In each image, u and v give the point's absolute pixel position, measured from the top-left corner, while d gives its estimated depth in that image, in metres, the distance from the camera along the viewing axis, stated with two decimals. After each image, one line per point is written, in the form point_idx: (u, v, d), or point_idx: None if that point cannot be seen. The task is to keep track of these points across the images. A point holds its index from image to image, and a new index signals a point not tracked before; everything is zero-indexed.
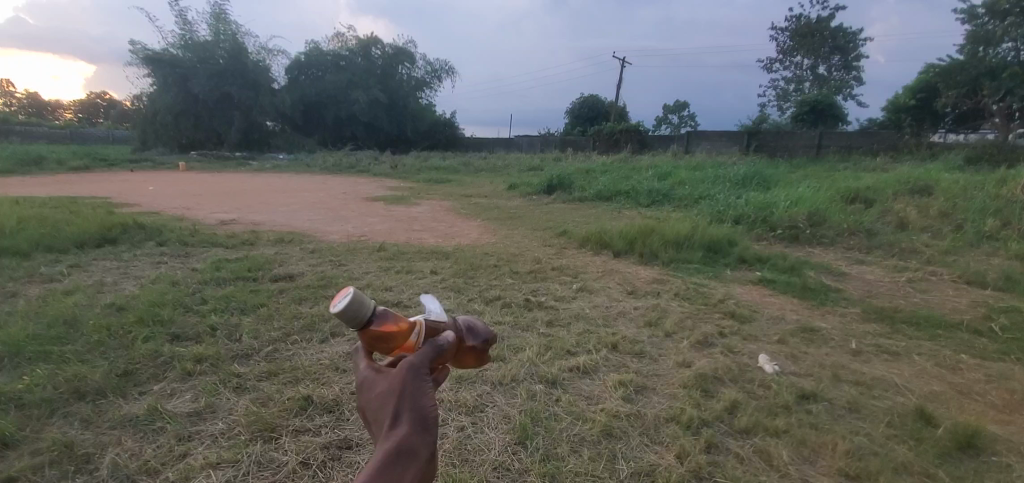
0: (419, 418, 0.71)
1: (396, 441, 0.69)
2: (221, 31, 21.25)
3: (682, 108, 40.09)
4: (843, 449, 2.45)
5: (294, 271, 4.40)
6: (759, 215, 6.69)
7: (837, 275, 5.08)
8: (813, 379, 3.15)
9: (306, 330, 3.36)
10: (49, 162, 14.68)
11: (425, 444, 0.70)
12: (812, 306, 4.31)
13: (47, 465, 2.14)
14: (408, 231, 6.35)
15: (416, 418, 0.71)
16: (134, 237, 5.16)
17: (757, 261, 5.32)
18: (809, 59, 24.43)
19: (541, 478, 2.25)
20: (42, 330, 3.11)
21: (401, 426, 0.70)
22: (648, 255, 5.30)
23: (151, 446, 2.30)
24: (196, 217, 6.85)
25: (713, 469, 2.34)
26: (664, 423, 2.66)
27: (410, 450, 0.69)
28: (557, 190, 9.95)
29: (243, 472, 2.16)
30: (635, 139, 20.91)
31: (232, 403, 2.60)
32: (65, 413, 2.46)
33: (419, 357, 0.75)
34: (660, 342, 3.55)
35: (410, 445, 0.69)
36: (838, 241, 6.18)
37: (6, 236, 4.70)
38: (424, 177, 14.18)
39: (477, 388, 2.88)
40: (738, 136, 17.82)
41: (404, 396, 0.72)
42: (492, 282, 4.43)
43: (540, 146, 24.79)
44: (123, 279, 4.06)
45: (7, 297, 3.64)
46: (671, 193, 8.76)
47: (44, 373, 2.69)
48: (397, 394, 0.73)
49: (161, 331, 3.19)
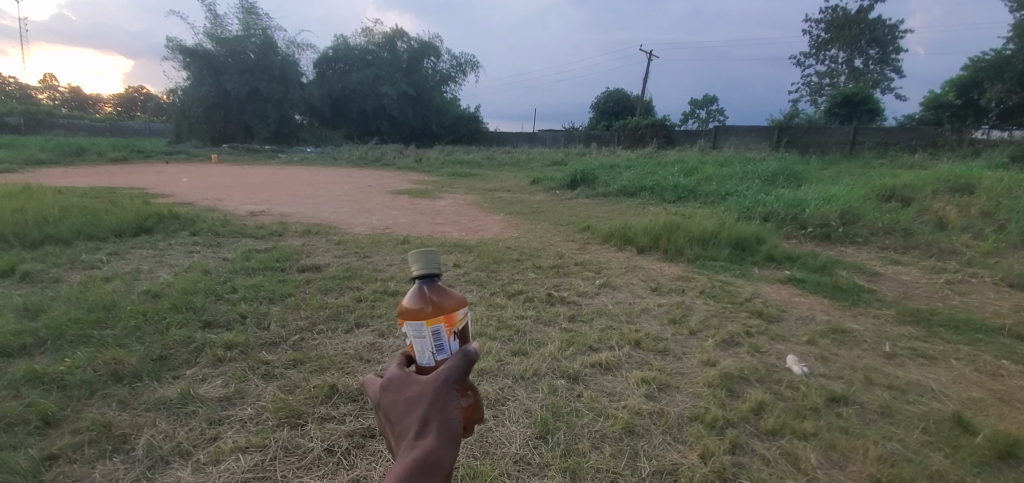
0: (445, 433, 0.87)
1: (426, 450, 0.84)
2: (251, 26, 21.73)
3: (709, 102, 39.40)
4: (875, 454, 2.38)
5: (320, 261, 4.49)
6: (789, 213, 6.51)
7: (870, 276, 4.92)
8: (844, 382, 3.06)
9: (332, 320, 3.42)
10: (90, 153, 15.33)
11: (447, 457, 0.86)
12: (843, 307, 4.18)
13: (86, 444, 2.24)
14: (431, 224, 6.40)
15: (443, 432, 0.87)
16: (168, 226, 5.33)
17: (786, 260, 5.19)
18: (845, 52, 23.63)
19: (562, 473, 2.24)
20: (83, 314, 3.24)
21: (429, 438, 0.86)
22: (672, 251, 5.22)
23: (183, 428, 2.38)
24: (227, 208, 7.04)
25: (738, 470, 2.30)
26: (687, 422, 2.63)
27: (436, 461, 0.84)
28: (581, 185, 9.89)
29: (270, 456, 2.22)
30: (661, 134, 20.59)
31: (260, 389, 2.67)
32: (104, 395, 2.56)
33: (452, 366, 0.91)
34: (684, 340, 3.50)
35: (434, 455, 0.84)
36: (872, 240, 5.97)
37: (50, 224, 4.91)
38: (449, 170, 14.28)
39: (498, 382, 2.89)
40: (769, 131, 17.37)
41: (433, 409, 0.88)
42: (514, 276, 4.43)
43: (564, 141, 24.67)
44: (158, 267, 4.20)
45: (51, 282, 3.81)
46: (697, 189, 8.60)
47: (84, 355, 2.80)
48: (428, 405, 0.88)
49: (193, 318, 3.30)
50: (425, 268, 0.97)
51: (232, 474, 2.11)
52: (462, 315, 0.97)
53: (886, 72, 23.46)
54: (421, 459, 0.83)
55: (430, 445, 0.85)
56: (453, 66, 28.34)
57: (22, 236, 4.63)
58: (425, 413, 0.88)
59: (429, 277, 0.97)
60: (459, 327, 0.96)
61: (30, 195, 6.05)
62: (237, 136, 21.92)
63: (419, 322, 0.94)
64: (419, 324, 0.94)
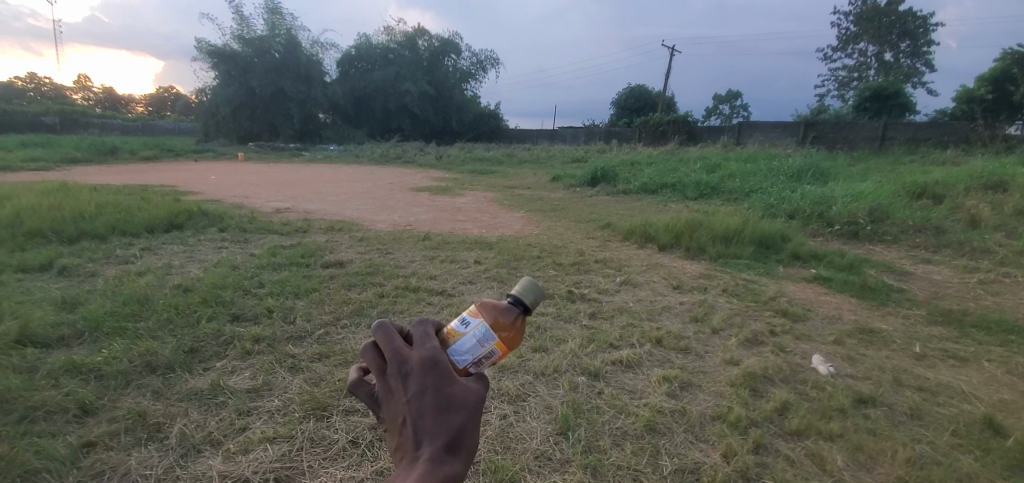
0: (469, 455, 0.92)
1: (452, 466, 0.87)
2: (276, 26, 22.14)
3: (732, 98, 38.75)
4: (903, 456, 2.33)
5: (344, 258, 4.56)
6: (814, 210, 6.38)
7: (900, 275, 4.79)
8: (871, 383, 2.99)
9: (356, 315, 3.48)
10: (123, 152, 15.83)
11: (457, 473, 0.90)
12: (871, 306, 4.08)
13: (123, 432, 2.32)
14: (452, 221, 6.45)
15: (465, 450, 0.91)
16: (198, 223, 5.48)
17: (812, 258, 5.09)
18: (874, 45, 22.98)
19: (582, 469, 2.25)
20: (118, 307, 3.36)
21: (460, 456, 0.90)
22: (695, 249, 5.16)
23: (214, 418, 2.45)
24: (254, 205, 7.21)
25: (761, 470, 2.28)
26: (710, 422, 2.60)
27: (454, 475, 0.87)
28: (601, 182, 9.84)
29: (297, 447, 2.27)
30: (684, 130, 20.33)
31: (287, 382, 2.74)
32: (139, 385, 2.65)
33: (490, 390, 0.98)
34: (707, 339, 3.46)
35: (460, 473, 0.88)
36: (902, 238, 5.81)
37: (87, 220, 5.10)
38: (469, 168, 14.35)
39: (519, 378, 2.91)
40: (794, 127, 17.01)
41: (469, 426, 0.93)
42: (535, 273, 4.44)
43: (584, 138, 24.54)
44: (189, 262, 4.33)
45: (88, 276, 3.96)
46: (720, 186, 8.48)
47: (120, 346, 2.90)
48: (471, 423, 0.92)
49: (223, 311, 3.39)
50: (529, 297, 1.06)
51: (261, 463, 2.18)
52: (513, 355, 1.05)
53: (917, 66, 22.73)
54: (454, 475, 0.87)
55: (459, 462, 0.89)
56: (473, 63, 28.39)
57: (61, 231, 4.82)
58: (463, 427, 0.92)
59: (525, 306, 1.05)
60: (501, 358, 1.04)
61: (68, 192, 6.28)
62: (262, 135, 22.39)
63: (490, 331, 1.01)
64: (489, 333, 1.01)
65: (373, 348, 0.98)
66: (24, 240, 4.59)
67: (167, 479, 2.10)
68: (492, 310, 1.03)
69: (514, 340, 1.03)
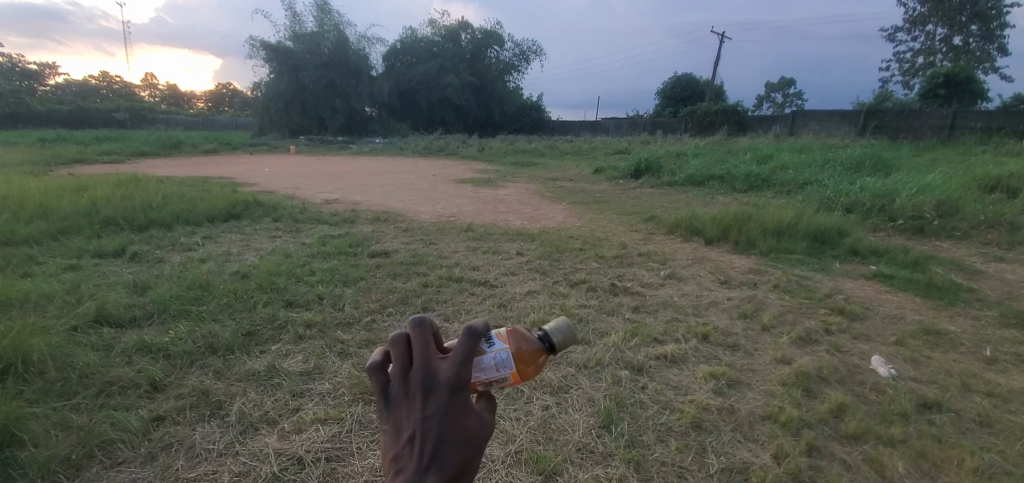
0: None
1: None
2: (325, 23, 22.85)
3: (785, 86, 37.05)
4: (971, 466, 2.19)
5: (389, 248, 4.68)
6: (875, 204, 6.03)
7: (970, 273, 4.47)
8: (937, 387, 2.81)
9: (401, 303, 3.56)
10: (186, 146, 16.76)
11: None
12: (937, 306, 3.83)
13: (188, 408, 2.48)
14: (494, 212, 6.48)
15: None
16: (254, 213, 5.74)
17: (871, 254, 4.81)
18: (944, 27, 21.38)
19: (625, 463, 2.23)
20: (183, 291, 3.57)
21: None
22: (744, 243, 4.98)
23: (270, 398, 2.58)
24: (305, 196, 7.48)
25: (814, 473, 2.19)
26: (759, 421, 2.52)
27: None
28: (645, 174, 9.64)
29: (346, 429, 2.36)
30: (732, 120, 19.61)
31: (336, 366, 2.84)
32: (202, 364, 2.82)
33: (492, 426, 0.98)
34: (756, 336, 3.35)
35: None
36: (973, 234, 5.41)
37: (154, 209, 5.43)
38: (511, 160, 14.36)
39: (562, 370, 2.90)
40: (853, 115, 16.08)
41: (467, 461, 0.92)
42: (577, 265, 4.40)
43: (627, 129, 24.08)
44: (246, 250, 4.54)
45: (156, 262, 4.22)
46: (771, 178, 8.14)
47: (186, 328, 3.09)
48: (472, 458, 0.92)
49: (277, 297, 3.54)
50: (558, 336, 1.08)
51: (313, 443, 2.27)
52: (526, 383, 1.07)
53: (992, 49, 21.03)
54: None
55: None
56: (514, 55, 28.30)
57: (132, 220, 5.15)
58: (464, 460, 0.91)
59: (551, 344, 1.08)
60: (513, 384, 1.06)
61: (137, 183, 6.72)
62: (312, 128, 23.20)
63: (512, 359, 1.03)
64: (510, 360, 1.03)
65: (404, 342, 0.91)
66: (100, 227, 4.95)
67: (228, 454, 2.23)
68: (519, 338, 1.06)
69: (529, 372, 1.06)
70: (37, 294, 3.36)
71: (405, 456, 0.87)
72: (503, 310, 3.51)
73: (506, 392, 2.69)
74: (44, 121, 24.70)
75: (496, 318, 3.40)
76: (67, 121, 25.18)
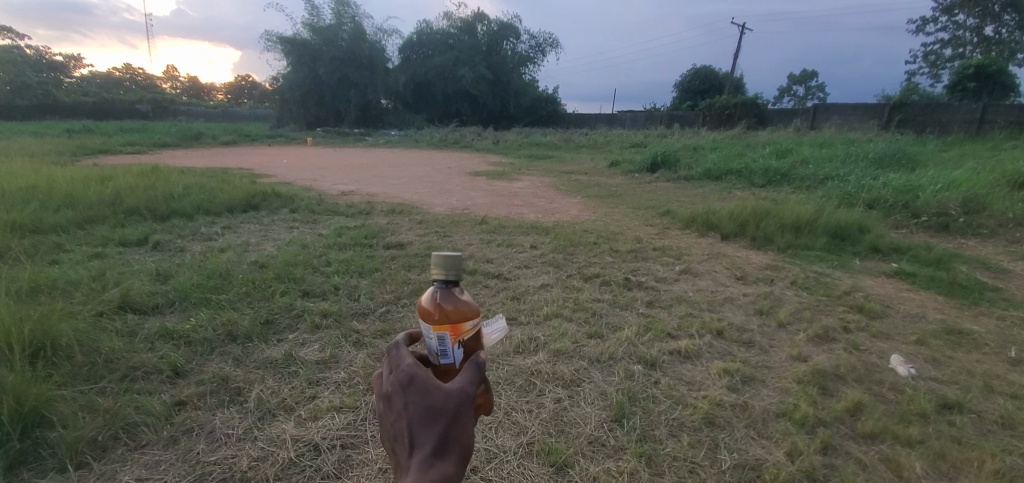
0: (461, 453, 0.96)
1: (444, 470, 0.92)
2: (342, 15, 22.96)
3: (807, 78, 36.28)
4: (991, 468, 2.15)
5: (404, 239, 4.71)
6: (898, 200, 5.89)
7: (996, 272, 4.35)
8: (958, 388, 2.76)
9: (415, 295, 3.60)
10: (207, 137, 17.03)
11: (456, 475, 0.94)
12: (961, 305, 3.74)
13: (208, 393, 2.54)
14: (509, 205, 6.48)
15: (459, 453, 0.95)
16: (272, 204, 5.82)
17: (893, 252, 4.71)
18: (976, 18, 20.66)
19: (637, 457, 2.23)
20: (203, 280, 3.64)
21: (450, 456, 0.94)
22: (761, 238, 4.91)
23: (288, 386, 2.63)
24: (322, 188, 7.57)
25: (829, 472, 2.17)
26: (773, 418, 2.50)
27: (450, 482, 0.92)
28: (661, 167, 9.53)
29: (361, 417, 2.41)
30: (752, 113, 19.27)
31: (352, 355, 2.89)
32: (222, 351, 2.89)
33: (474, 386, 0.98)
34: (771, 333, 3.31)
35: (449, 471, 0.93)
36: (1001, 231, 5.26)
37: (176, 200, 5.54)
38: (526, 152, 14.32)
39: (574, 363, 2.90)
40: (878, 109, 15.68)
41: (453, 428, 0.95)
42: (591, 259, 4.39)
43: (644, 122, 23.81)
44: (264, 240, 4.62)
45: (177, 251, 4.31)
46: (790, 173, 7.99)
47: (206, 316, 3.17)
48: (451, 425, 0.95)
49: (294, 287, 3.60)
50: (443, 268, 1.00)
51: (329, 430, 2.32)
52: (472, 328, 1.01)
53: None
54: (443, 476, 0.91)
55: (449, 463, 0.93)
56: (530, 47, 28.09)
57: (154, 210, 5.27)
58: (446, 430, 0.95)
59: (448, 281, 1.00)
60: (464, 339, 1.01)
61: (160, 174, 6.85)
62: (329, 120, 23.40)
63: (425, 321, 1.00)
64: (425, 322, 1.00)
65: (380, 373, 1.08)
66: (124, 216, 5.07)
67: (247, 439, 2.28)
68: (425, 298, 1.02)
69: (452, 316, 0.99)
70: (64, 281, 3.46)
71: (400, 455, 0.97)
72: (517, 303, 3.53)
73: (519, 384, 2.71)
74: (70, 113, 25.28)
75: (509, 311, 3.42)
76: (92, 112, 25.74)
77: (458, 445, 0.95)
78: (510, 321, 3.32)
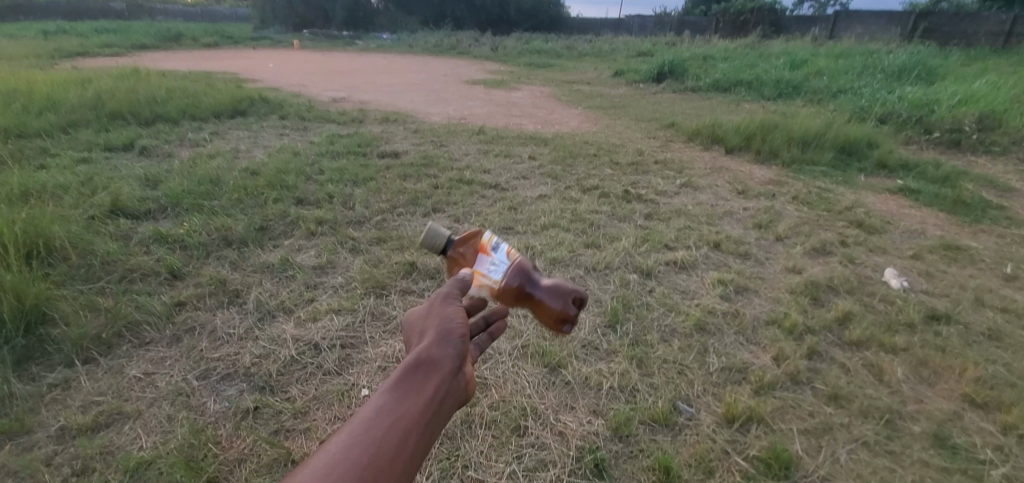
0: (443, 333, 0.98)
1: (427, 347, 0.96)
2: None
3: None
4: (973, 376, 2.32)
5: (399, 149, 4.57)
6: (912, 115, 5.67)
7: (1002, 191, 4.29)
8: (948, 301, 2.83)
9: (411, 204, 3.54)
10: (187, 40, 16.06)
11: (444, 355, 0.96)
12: (962, 223, 3.72)
13: (207, 295, 2.59)
14: (507, 116, 6.25)
15: (441, 333, 0.99)
16: (260, 110, 5.58)
17: (900, 168, 4.62)
18: None
19: (629, 360, 2.38)
20: (194, 186, 3.57)
21: (430, 338, 0.98)
22: (765, 153, 4.79)
23: (286, 289, 2.67)
24: (311, 94, 7.24)
25: (813, 375, 2.36)
26: (763, 326, 2.61)
27: (432, 359, 0.95)
28: (667, 77, 9.10)
29: (359, 319, 2.51)
30: (767, 20, 18.13)
31: (349, 261, 2.90)
32: (218, 256, 2.89)
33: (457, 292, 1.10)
34: (769, 246, 3.31)
35: (431, 353, 0.95)
36: (1013, 150, 5.13)
37: (159, 104, 5.31)
38: (526, 60, 13.56)
39: (570, 271, 2.92)
40: (902, 16, 14.68)
41: (436, 316, 1.03)
42: (590, 171, 4.29)
43: (652, 28, 22.44)
44: (254, 147, 4.47)
45: (165, 157, 4.19)
46: (802, 85, 7.63)
47: (200, 221, 3.13)
48: (431, 311, 1.05)
49: (288, 194, 3.54)
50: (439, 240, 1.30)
51: (329, 330, 2.44)
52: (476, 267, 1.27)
53: None
54: (423, 356, 0.94)
55: (429, 345, 0.97)
56: None
57: (137, 114, 5.06)
58: (427, 321, 1.03)
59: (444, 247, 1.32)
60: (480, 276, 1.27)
61: (139, 77, 6.51)
62: (318, 23, 22.04)
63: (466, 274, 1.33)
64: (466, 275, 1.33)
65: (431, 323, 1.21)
66: (107, 121, 4.88)
67: (248, 338, 2.38)
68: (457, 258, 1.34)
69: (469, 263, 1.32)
70: (53, 185, 3.39)
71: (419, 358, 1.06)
72: (514, 214, 3.48)
73: None
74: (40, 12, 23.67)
75: (507, 221, 3.38)
76: (68, 11, 24.25)
77: (440, 327, 1.00)
78: (507, 231, 3.30)
